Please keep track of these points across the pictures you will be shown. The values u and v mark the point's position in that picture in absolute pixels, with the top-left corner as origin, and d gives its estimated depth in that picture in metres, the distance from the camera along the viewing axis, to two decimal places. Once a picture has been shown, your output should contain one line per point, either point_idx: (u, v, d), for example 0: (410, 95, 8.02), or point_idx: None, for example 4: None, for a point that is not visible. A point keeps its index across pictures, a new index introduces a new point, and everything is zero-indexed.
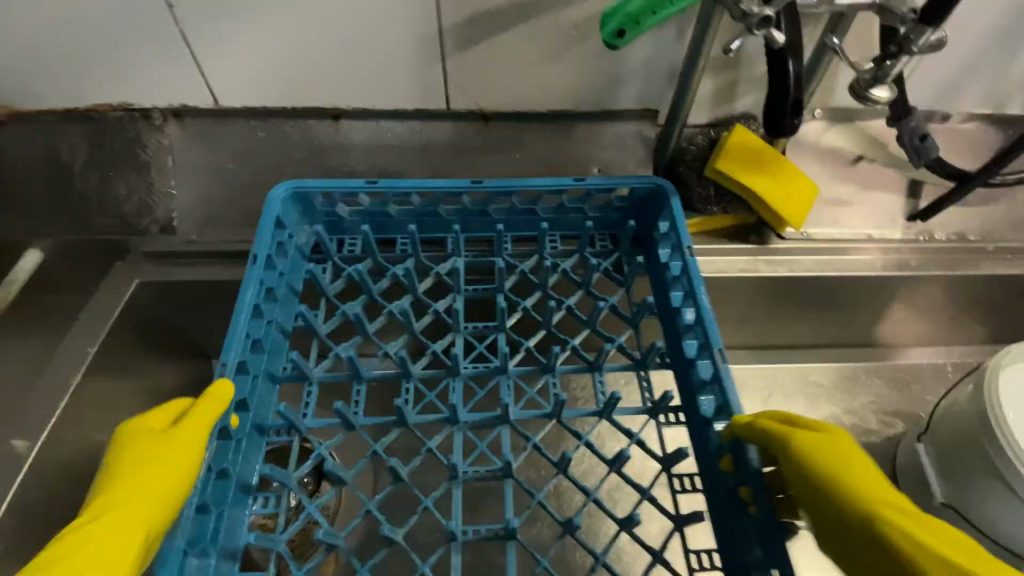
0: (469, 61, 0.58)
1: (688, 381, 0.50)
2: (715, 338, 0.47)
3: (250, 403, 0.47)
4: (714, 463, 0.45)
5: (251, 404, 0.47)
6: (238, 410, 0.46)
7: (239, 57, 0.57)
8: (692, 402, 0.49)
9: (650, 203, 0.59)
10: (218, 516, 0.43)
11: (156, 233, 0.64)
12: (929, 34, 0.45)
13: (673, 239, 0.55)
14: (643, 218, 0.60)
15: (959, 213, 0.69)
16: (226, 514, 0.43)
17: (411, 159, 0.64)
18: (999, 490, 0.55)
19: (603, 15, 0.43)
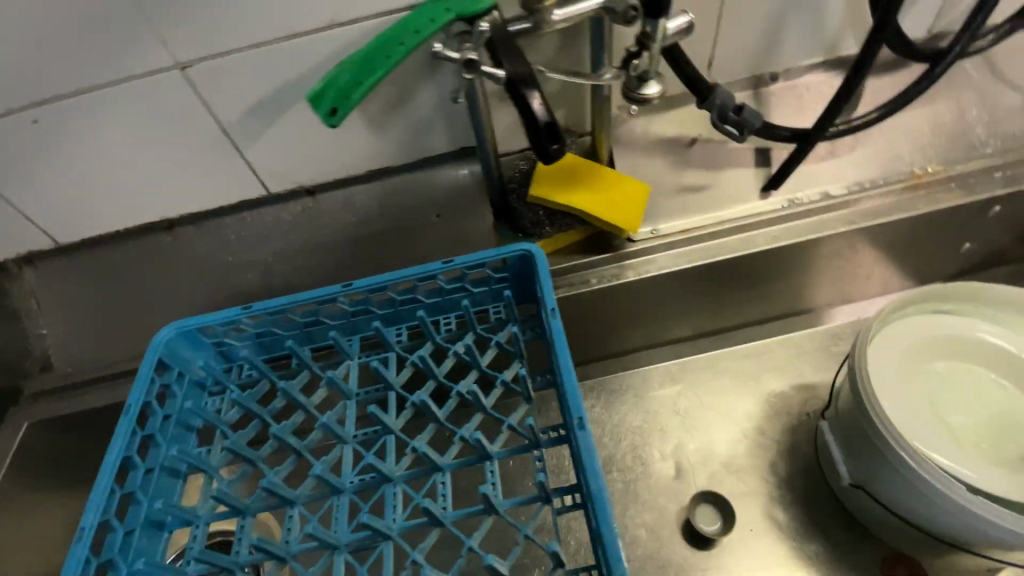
0: (266, 148, 0.58)
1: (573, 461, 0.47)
2: (576, 409, 0.45)
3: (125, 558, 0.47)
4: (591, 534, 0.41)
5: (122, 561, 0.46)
6: (110, 563, 0.46)
7: (58, 198, 0.60)
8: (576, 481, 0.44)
9: (525, 272, 0.58)
10: None
11: (38, 373, 0.67)
12: (663, 21, 0.43)
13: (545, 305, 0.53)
14: (524, 284, 0.59)
15: (824, 169, 0.65)
16: None
17: (254, 249, 0.65)
18: (891, 468, 0.50)
19: (315, 96, 0.42)
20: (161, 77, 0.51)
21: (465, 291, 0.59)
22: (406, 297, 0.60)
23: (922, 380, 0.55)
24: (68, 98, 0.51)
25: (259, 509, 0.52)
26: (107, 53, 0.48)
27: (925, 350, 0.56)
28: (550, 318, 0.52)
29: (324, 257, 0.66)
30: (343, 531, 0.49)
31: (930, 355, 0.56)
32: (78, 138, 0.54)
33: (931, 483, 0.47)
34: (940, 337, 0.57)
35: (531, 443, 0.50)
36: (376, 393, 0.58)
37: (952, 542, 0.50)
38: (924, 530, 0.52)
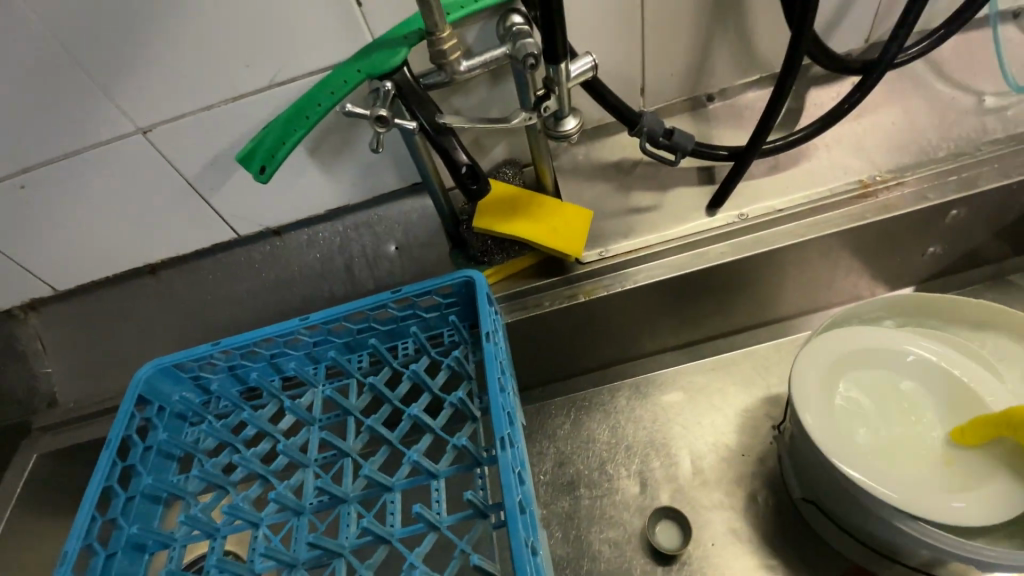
0: (230, 196, 0.63)
1: None
2: (499, 428, 0.49)
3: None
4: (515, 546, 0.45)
5: None
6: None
7: (50, 251, 0.66)
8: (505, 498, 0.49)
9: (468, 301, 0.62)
10: None
11: (45, 409, 0.74)
12: (564, 65, 0.45)
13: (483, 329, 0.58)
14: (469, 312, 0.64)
15: (768, 182, 0.66)
16: None
17: (228, 288, 0.70)
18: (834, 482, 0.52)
19: (247, 156, 0.46)
20: (123, 141, 0.56)
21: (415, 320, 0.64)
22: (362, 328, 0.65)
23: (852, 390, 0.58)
24: (47, 165, 0.57)
25: (226, 531, 0.57)
26: (76, 124, 0.54)
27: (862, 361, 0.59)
28: (487, 341, 0.56)
29: (291, 292, 0.69)
30: (301, 549, 0.54)
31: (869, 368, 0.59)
32: (60, 198, 0.60)
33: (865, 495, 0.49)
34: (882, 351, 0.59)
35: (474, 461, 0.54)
36: (338, 417, 0.63)
37: (882, 551, 0.53)
38: (857, 538, 0.54)
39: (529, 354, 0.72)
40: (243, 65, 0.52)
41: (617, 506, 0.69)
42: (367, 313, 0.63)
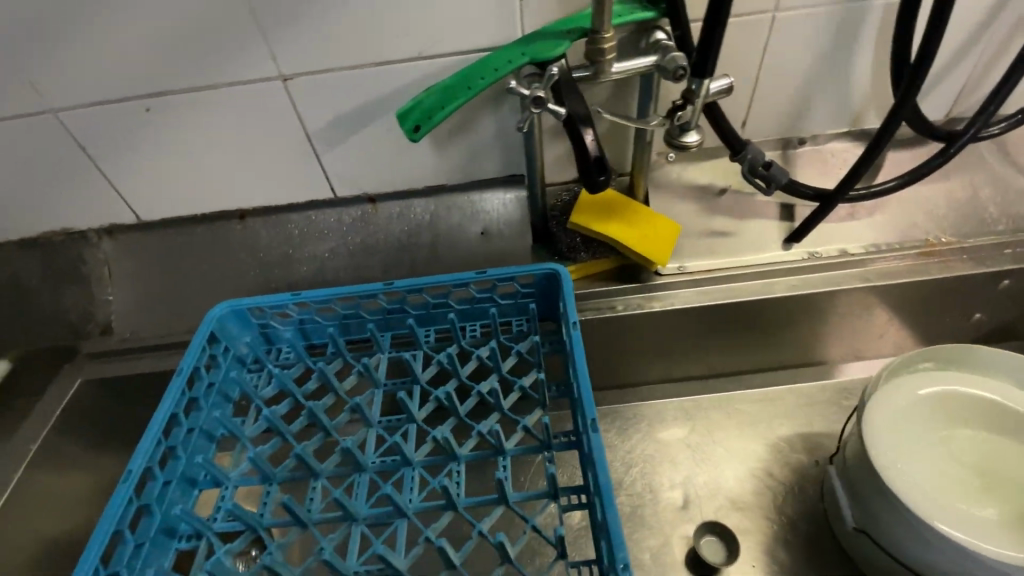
0: (342, 156, 0.65)
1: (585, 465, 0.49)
2: (589, 412, 0.48)
3: (156, 507, 0.49)
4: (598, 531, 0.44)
5: (156, 508, 0.49)
6: (144, 509, 0.49)
7: (149, 180, 0.67)
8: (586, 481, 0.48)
9: (553, 290, 0.63)
10: None
11: (97, 335, 0.73)
12: (706, 81, 0.49)
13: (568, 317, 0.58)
14: (551, 302, 0.64)
15: (840, 227, 0.70)
16: None
17: (311, 245, 0.72)
18: (894, 510, 0.53)
19: (403, 114, 0.49)
20: (262, 84, 0.58)
21: (496, 302, 0.64)
22: (442, 301, 0.64)
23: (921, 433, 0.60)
24: (180, 93, 0.59)
25: (280, 478, 0.54)
26: (224, 59, 0.56)
27: (923, 404, 0.62)
28: (571, 329, 0.56)
29: (374, 260, 0.71)
30: (359, 508, 0.51)
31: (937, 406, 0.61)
32: (180, 128, 0.62)
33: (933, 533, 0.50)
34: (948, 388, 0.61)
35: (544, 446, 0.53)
36: (404, 385, 0.62)
37: None
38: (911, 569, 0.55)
39: (589, 357, 0.74)
40: (397, 33, 0.55)
41: (657, 516, 0.69)
42: (450, 286, 0.63)
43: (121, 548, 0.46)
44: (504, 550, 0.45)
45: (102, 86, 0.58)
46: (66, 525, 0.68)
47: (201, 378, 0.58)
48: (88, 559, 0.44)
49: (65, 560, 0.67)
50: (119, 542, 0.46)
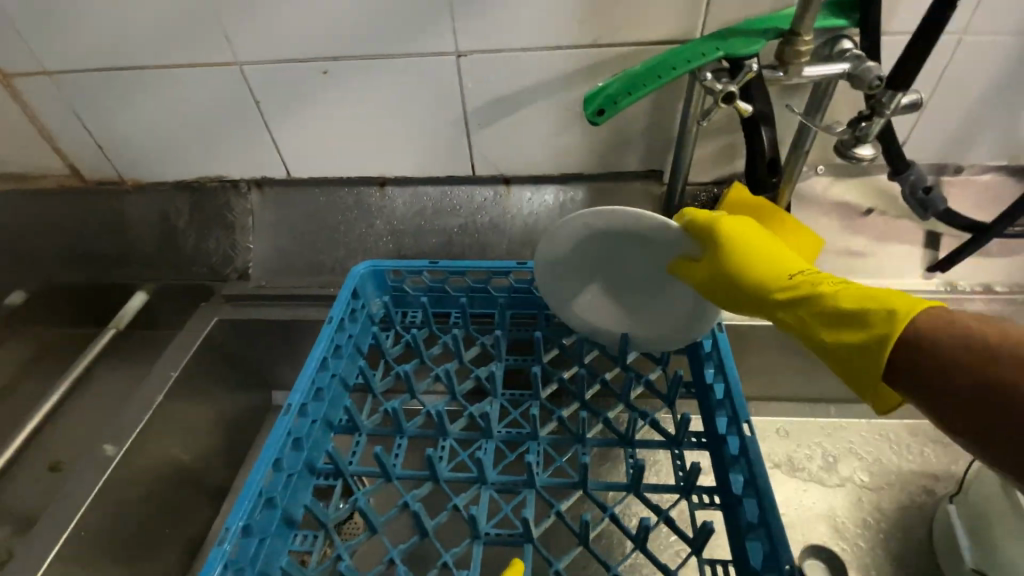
0: (491, 134, 0.67)
1: (721, 464, 0.49)
2: (742, 411, 0.47)
3: (305, 443, 0.52)
4: (744, 531, 0.44)
5: (304, 444, 0.52)
6: (295, 443, 0.51)
7: (307, 138, 0.70)
8: (725, 481, 0.47)
9: None
10: (265, 537, 0.46)
11: (234, 280, 0.78)
12: (898, 95, 0.49)
13: None
14: None
15: (988, 263, 0.67)
16: (273, 535, 0.47)
17: (443, 218, 0.74)
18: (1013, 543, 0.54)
19: (588, 96, 0.50)
20: (437, 58, 0.61)
21: None
22: None
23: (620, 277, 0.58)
24: (359, 59, 0.62)
25: (410, 433, 0.56)
26: (408, 31, 0.59)
27: None
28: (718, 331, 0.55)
29: (500, 241, 0.74)
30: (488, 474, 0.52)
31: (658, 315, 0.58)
32: (349, 92, 0.65)
33: None
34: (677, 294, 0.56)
35: (672, 441, 0.52)
36: (525, 363, 0.63)
37: None
38: None
39: None
40: (578, 20, 0.57)
41: None
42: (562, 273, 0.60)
43: (276, 475, 0.49)
44: (645, 535, 0.44)
45: (291, 45, 0.62)
46: (188, 453, 0.72)
47: (343, 329, 0.61)
48: (253, 481, 0.46)
49: (183, 486, 0.71)
50: (274, 470, 0.49)
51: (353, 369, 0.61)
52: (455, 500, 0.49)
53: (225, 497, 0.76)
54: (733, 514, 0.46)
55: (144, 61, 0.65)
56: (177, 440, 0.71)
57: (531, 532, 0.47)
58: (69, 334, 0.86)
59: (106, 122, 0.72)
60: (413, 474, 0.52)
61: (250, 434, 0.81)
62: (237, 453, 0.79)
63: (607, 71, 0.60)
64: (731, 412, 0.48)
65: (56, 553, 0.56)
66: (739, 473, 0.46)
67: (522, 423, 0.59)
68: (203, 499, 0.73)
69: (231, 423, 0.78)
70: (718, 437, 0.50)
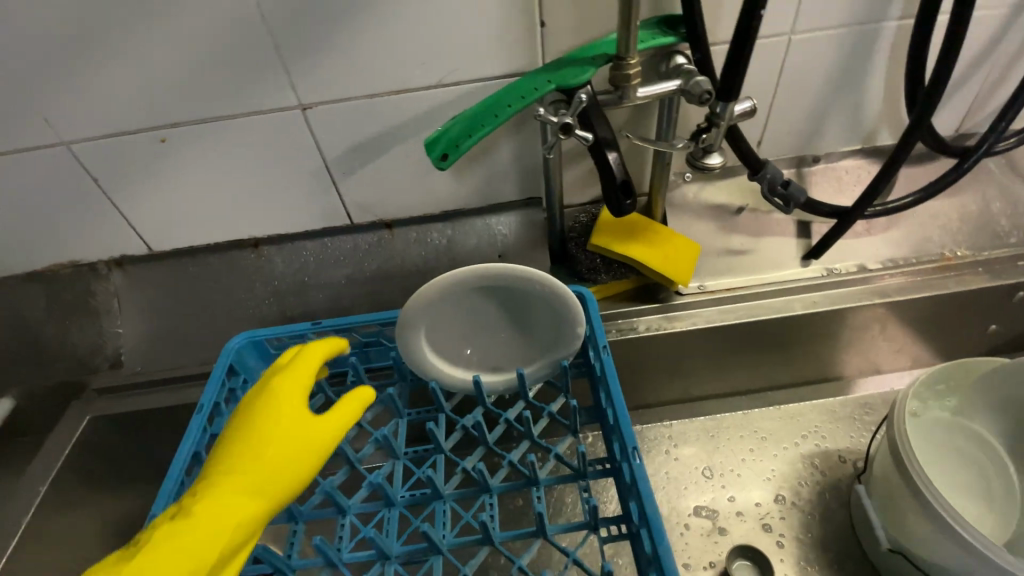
0: (359, 182, 0.65)
1: (623, 495, 0.47)
2: (630, 438, 0.46)
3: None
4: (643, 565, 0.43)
5: None
6: None
7: (160, 210, 0.65)
8: (626, 511, 0.46)
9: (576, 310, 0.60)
10: None
11: (106, 370, 0.71)
12: (731, 104, 0.50)
13: (593, 339, 0.56)
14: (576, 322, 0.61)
15: (856, 244, 0.71)
16: None
17: (328, 272, 0.71)
18: (917, 517, 0.53)
19: (430, 141, 0.49)
20: (282, 114, 0.58)
21: None
22: None
23: (498, 319, 0.56)
24: (195, 123, 0.58)
25: (306, 516, 0.52)
26: (238, 91, 0.55)
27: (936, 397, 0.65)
28: (602, 353, 0.53)
29: (394, 284, 0.71)
30: (392, 544, 0.49)
31: (546, 323, 0.55)
32: (196, 158, 0.61)
33: (957, 529, 0.49)
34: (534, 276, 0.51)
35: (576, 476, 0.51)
36: (428, 415, 0.60)
37: None
38: None
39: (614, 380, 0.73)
40: (422, 60, 0.55)
41: (688, 546, 0.69)
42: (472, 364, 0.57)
43: None
44: None
45: (117, 117, 0.57)
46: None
47: (220, 413, 0.57)
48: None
49: None
50: None
51: None
52: None
53: None
54: (636, 546, 0.44)
55: None
56: (60, 558, 0.64)
57: None
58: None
59: None
60: (310, 562, 0.49)
61: None
62: None
63: (462, 106, 0.59)
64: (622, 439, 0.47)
65: None
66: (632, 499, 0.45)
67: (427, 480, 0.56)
68: None
69: None
70: (618, 466, 0.49)
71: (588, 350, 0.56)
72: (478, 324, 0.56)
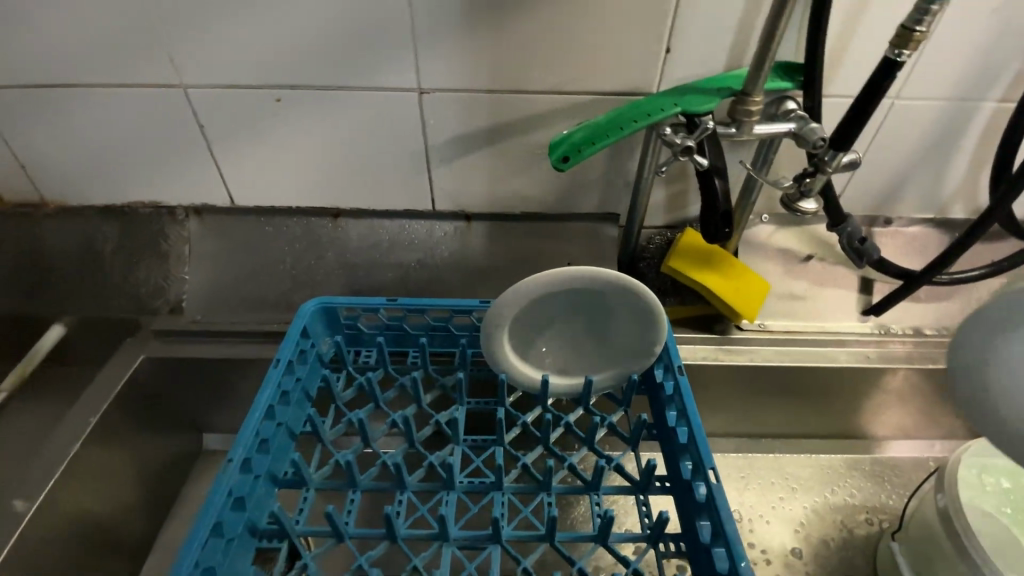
0: (452, 172, 0.67)
1: (688, 513, 0.49)
2: (707, 458, 0.47)
3: (247, 503, 0.48)
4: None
5: (248, 503, 0.47)
6: (236, 502, 0.47)
7: (254, 166, 0.66)
8: (692, 529, 0.47)
9: None
10: None
11: (165, 313, 0.71)
12: (840, 155, 0.52)
13: (665, 358, 0.57)
14: None
15: (912, 309, 0.73)
16: None
17: (399, 253, 0.72)
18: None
19: (552, 143, 0.51)
20: (398, 94, 0.59)
21: None
22: None
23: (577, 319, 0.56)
24: (313, 89, 0.59)
25: (365, 487, 0.53)
26: (363, 65, 0.57)
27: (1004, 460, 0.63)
28: (678, 374, 0.54)
29: (462, 275, 0.72)
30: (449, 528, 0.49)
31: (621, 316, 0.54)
32: (303, 122, 0.62)
33: None
34: (606, 275, 0.51)
35: (637, 489, 0.51)
36: (488, 406, 0.61)
37: None
38: None
39: None
40: (547, 65, 0.57)
41: None
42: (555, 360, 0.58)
43: (215, 543, 0.44)
44: None
45: (241, 71, 0.58)
46: (97, 511, 0.65)
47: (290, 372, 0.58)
48: (191, 546, 0.43)
49: (93, 546, 0.63)
50: (216, 536, 0.44)
51: (302, 414, 0.57)
52: (413, 560, 0.47)
53: (149, 554, 0.70)
54: (702, 563, 0.46)
55: (72, 77, 0.60)
56: (92, 491, 0.64)
57: None
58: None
59: (28, 142, 0.66)
60: (367, 533, 0.49)
61: (177, 481, 0.74)
62: (160, 502, 0.72)
63: (570, 115, 0.61)
64: (695, 458, 0.48)
65: None
66: (704, 519, 0.46)
67: (483, 470, 0.56)
68: (116, 555, 0.66)
69: (154, 475, 0.71)
70: (683, 485, 0.50)
71: (658, 368, 0.57)
72: (553, 326, 0.56)
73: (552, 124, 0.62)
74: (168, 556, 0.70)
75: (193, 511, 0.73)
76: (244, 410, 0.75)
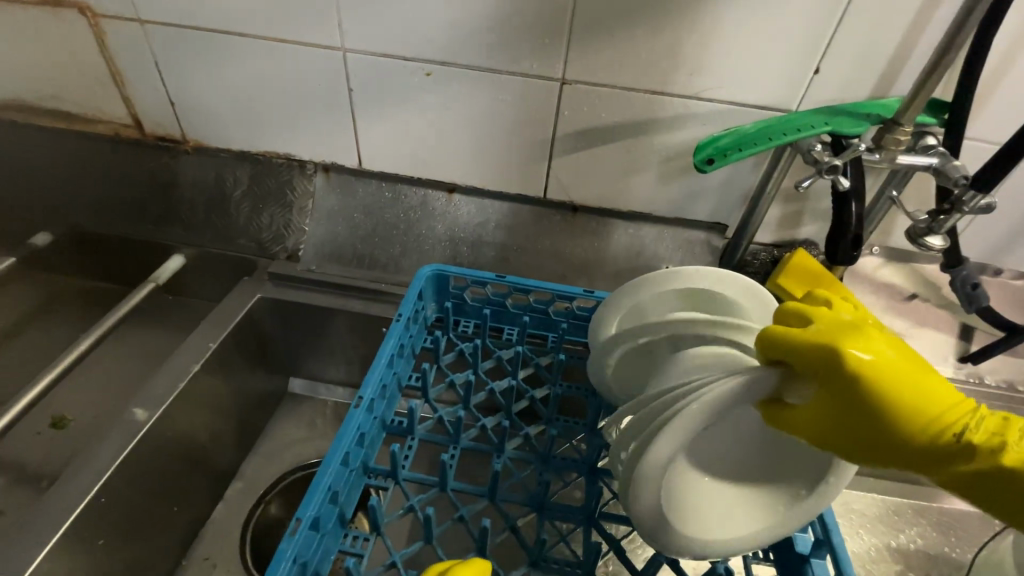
0: (569, 164, 0.69)
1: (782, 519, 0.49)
2: None
3: (366, 441, 0.51)
4: None
5: (367, 442, 0.51)
6: (358, 439, 0.50)
7: (390, 133, 0.71)
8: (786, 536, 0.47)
9: None
10: (323, 536, 0.45)
11: (281, 260, 0.77)
12: (983, 197, 0.53)
13: None
14: None
15: (1013, 363, 0.71)
16: (328, 534, 0.46)
17: (504, 233, 0.75)
18: None
19: (697, 145, 0.52)
20: (541, 82, 0.63)
21: None
22: None
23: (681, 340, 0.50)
24: (465, 68, 0.63)
25: (465, 446, 0.56)
26: (518, 52, 0.61)
27: None
28: None
29: (562, 263, 0.74)
30: (546, 500, 0.52)
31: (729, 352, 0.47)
32: (446, 97, 0.66)
33: None
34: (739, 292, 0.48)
35: None
36: (580, 391, 0.63)
37: None
38: None
39: None
40: (695, 72, 0.59)
41: None
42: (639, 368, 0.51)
43: (341, 474, 0.47)
44: None
45: (404, 42, 0.62)
46: (202, 433, 0.69)
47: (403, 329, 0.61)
48: (325, 471, 0.46)
49: (191, 464, 0.68)
50: (342, 468, 0.48)
51: (409, 369, 0.60)
52: (512, 521, 0.49)
53: (234, 481, 0.74)
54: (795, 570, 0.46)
55: (247, 29, 0.65)
56: (202, 414, 0.68)
57: (587, 562, 0.48)
58: (99, 287, 0.87)
59: (187, 84, 0.71)
60: (468, 488, 0.52)
61: (262, 417, 0.79)
62: (247, 435, 0.77)
63: (703, 122, 0.63)
64: None
65: (71, 522, 0.53)
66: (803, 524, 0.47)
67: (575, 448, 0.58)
68: (207, 475, 0.70)
69: (248, 408, 0.76)
70: None
71: None
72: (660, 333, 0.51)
73: (683, 129, 0.64)
74: (251, 484, 0.74)
75: (274, 449, 0.78)
76: (335, 360, 0.79)
